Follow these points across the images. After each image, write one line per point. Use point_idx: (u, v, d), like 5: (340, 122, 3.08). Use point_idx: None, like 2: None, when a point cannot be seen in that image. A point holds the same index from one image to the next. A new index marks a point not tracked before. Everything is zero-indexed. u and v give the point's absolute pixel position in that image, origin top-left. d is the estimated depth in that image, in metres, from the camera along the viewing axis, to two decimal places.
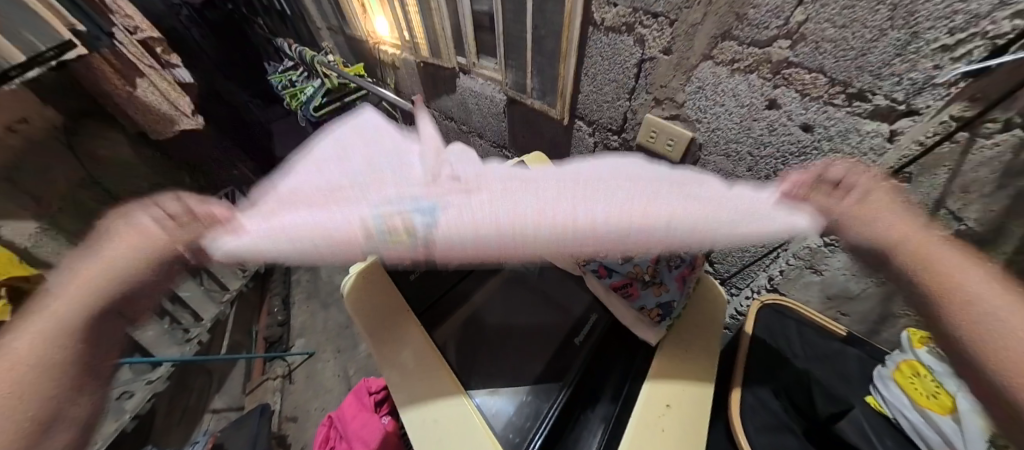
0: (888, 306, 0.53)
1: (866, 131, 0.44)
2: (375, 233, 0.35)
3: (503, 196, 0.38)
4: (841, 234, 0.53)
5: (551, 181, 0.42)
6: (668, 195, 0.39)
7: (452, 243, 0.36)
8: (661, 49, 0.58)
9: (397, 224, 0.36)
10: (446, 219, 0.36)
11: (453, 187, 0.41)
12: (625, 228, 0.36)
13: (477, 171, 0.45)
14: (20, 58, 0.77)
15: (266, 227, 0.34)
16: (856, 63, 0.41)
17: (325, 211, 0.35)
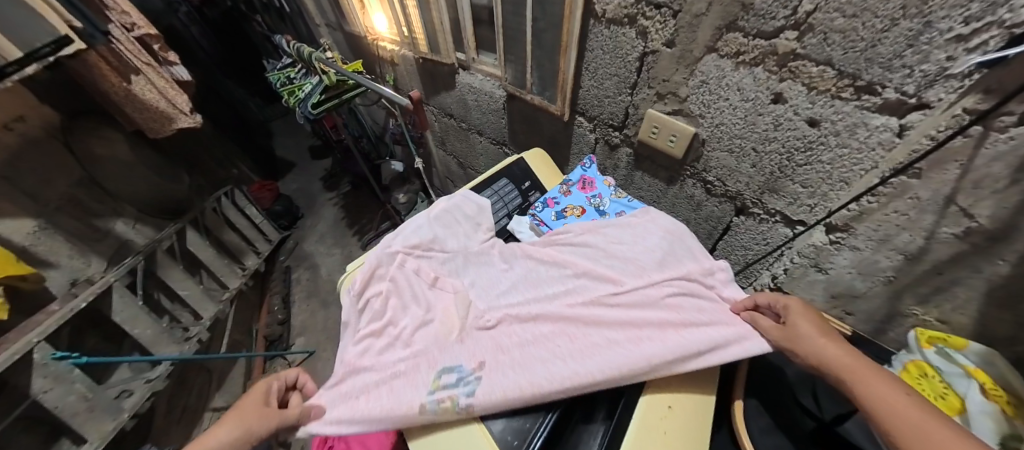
0: (896, 305, 0.52)
1: (874, 126, 0.43)
2: (428, 409, 0.38)
3: (529, 352, 0.42)
4: (848, 232, 0.51)
5: (571, 320, 0.45)
6: (674, 327, 0.42)
7: (489, 405, 0.38)
8: (664, 42, 0.57)
9: (441, 397, 0.39)
10: (487, 390, 0.39)
11: (489, 341, 0.45)
12: (643, 370, 0.38)
13: (498, 306, 0.49)
14: (17, 55, 0.81)
15: (341, 415, 0.41)
16: (865, 55, 0.40)
17: (382, 398, 0.41)
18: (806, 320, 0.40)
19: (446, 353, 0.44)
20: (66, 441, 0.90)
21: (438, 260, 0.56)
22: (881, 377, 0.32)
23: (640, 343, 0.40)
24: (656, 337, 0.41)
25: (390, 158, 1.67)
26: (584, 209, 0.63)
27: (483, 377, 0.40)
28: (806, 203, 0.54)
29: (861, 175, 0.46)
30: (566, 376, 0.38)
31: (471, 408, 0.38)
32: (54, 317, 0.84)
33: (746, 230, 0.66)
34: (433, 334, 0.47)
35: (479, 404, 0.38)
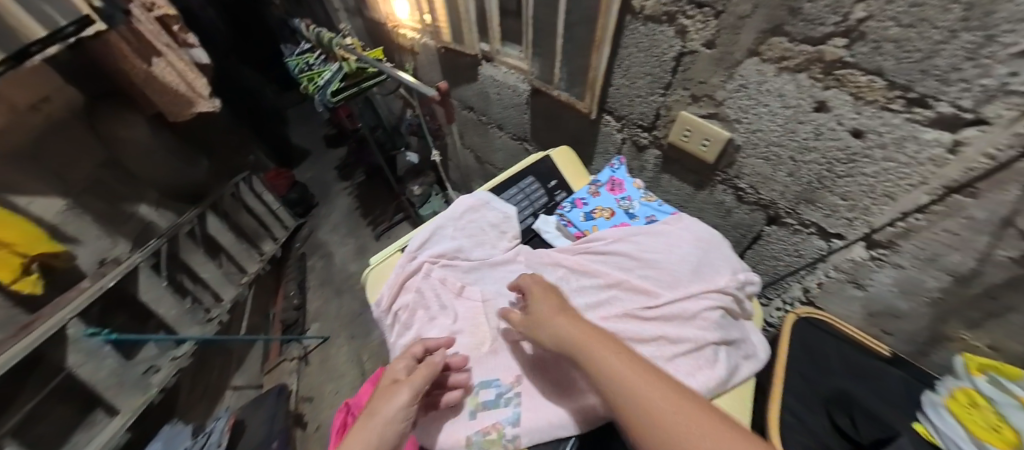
0: (941, 327, 0.51)
1: (925, 140, 0.40)
2: (474, 443, 0.39)
3: (564, 379, 0.42)
4: (891, 249, 0.50)
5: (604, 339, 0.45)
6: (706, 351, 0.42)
7: (533, 433, 0.39)
8: (704, 42, 0.55)
9: (486, 434, 0.40)
10: (529, 415, 0.40)
11: (525, 355, 0.46)
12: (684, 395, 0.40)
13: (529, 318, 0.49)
14: (41, 35, 0.79)
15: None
16: (920, 66, 0.36)
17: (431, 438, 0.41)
18: (546, 302, 0.45)
19: (481, 367, 0.46)
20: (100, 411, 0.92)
21: (466, 266, 0.56)
22: (614, 353, 0.36)
23: (678, 366, 0.41)
24: (692, 359, 0.42)
25: (406, 149, 1.67)
26: (613, 212, 0.62)
27: (524, 398, 0.42)
28: (844, 216, 0.53)
29: (907, 191, 0.45)
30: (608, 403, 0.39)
31: (517, 439, 0.39)
32: (83, 296, 0.86)
33: (777, 240, 0.65)
34: (472, 348, 0.48)
35: (526, 433, 0.39)
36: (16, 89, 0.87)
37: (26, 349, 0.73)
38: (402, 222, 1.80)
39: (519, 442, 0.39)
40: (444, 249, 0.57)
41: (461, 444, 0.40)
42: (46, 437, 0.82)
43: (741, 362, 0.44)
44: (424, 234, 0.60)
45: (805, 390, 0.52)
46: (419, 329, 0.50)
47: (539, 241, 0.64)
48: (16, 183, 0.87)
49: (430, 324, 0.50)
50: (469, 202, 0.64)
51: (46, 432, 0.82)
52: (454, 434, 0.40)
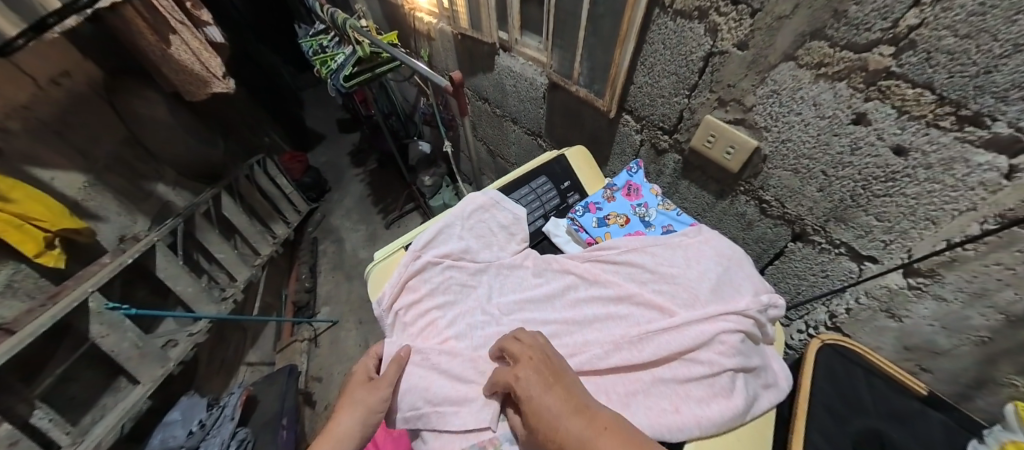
0: (990, 370, 0.47)
1: (976, 164, 0.36)
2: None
3: None
4: (933, 279, 0.46)
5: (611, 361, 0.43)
6: (723, 381, 0.40)
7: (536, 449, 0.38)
8: (736, 43, 0.50)
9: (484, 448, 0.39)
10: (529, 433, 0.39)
11: None
12: (694, 425, 0.38)
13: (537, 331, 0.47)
14: (56, 5, 0.80)
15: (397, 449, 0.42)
16: (976, 81, 0.33)
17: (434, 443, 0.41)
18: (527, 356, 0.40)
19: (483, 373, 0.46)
20: (124, 378, 0.97)
21: (471, 267, 0.53)
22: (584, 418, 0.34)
23: (692, 392, 0.40)
24: (707, 386, 0.40)
25: (419, 138, 1.65)
26: (628, 219, 0.60)
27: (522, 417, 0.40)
28: (879, 238, 0.49)
29: (952, 217, 0.41)
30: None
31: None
32: (107, 268, 0.87)
33: (802, 258, 0.61)
34: (478, 350, 0.46)
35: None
36: (37, 63, 0.89)
37: (52, 318, 0.74)
38: (413, 212, 1.81)
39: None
40: (450, 250, 0.54)
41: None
42: (79, 397, 0.89)
43: (759, 391, 0.42)
44: (431, 232, 0.57)
45: (834, 428, 0.48)
46: (422, 333, 0.48)
47: (549, 244, 0.62)
48: (39, 155, 0.89)
49: (436, 329, 0.48)
50: (480, 200, 0.61)
51: (79, 393, 0.89)
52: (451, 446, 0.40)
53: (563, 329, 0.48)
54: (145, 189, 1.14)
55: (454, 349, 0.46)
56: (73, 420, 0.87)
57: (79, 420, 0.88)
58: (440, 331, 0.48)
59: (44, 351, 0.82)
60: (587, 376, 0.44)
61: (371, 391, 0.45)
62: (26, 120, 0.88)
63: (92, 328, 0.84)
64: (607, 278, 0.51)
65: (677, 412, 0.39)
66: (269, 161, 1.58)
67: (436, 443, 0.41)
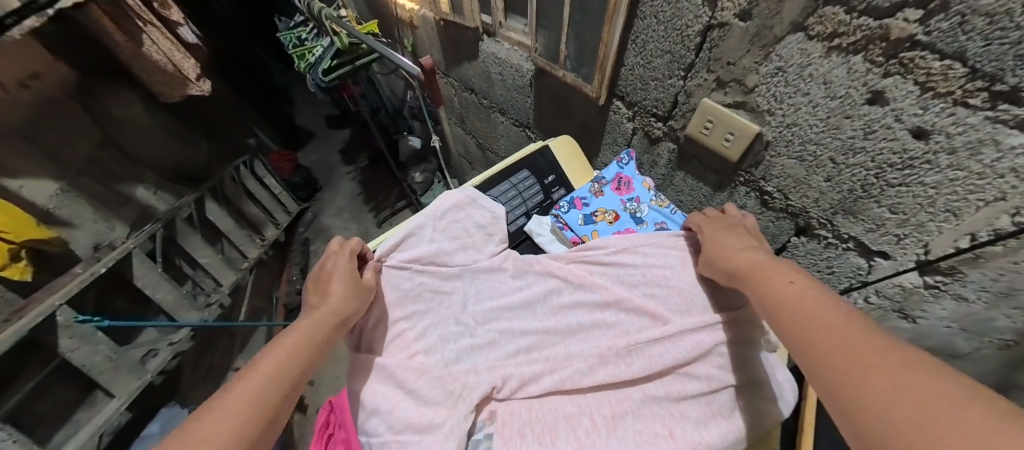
0: (1014, 375, 0.43)
1: (1008, 147, 0.32)
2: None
3: (551, 421, 0.37)
4: (954, 277, 0.42)
5: (597, 378, 0.39)
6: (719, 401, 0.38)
7: None
8: (738, 13, 0.45)
9: None
10: None
11: (517, 384, 0.40)
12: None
13: (519, 343, 0.44)
14: (14, 5, 0.76)
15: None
16: (1016, 49, 0.28)
17: None
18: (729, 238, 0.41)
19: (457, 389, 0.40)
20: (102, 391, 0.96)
21: (445, 273, 0.49)
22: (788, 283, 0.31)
23: (688, 411, 0.37)
24: (704, 404, 0.37)
25: (408, 133, 1.61)
26: (617, 215, 0.56)
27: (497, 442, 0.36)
28: (891, 232, 0.44)
29: (976, 209, 0.36)
30: None
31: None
32: (77, 279, 0.85)
33: (806, 253, 0.57)
34: (449, 363, 0.42)
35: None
36: (7, 65, 0.85)
37: (13, 334, 0.72)
38: (405, 209, 1.78)
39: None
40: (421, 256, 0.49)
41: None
42: (49, 414, 0.89)
43: (764, 409, 0.38)
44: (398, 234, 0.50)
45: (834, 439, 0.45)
46: (389, 348, 0.44)
47: (532, 244, 0.58)
48: (7, 163, 0.86)
49: (407, 341, 0.44)
50: (454, 198, 0.55)
51: (49, 410, 0.89)
52: None
53: (543, 339, 0.44)
54: (123, 193, 1.11)
55: (422, 365, 0.41)
56: (43, 438, 0.87)
57: (49, 438, 0.88)
58: (409, 344, 0.43)
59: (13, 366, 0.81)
60: (570, 395, 0.39)
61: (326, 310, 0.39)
62: None
63: (60, 341, 0.82)
64: None
65: (672, 436, 0.35)
66: (257, 161, 1.55)
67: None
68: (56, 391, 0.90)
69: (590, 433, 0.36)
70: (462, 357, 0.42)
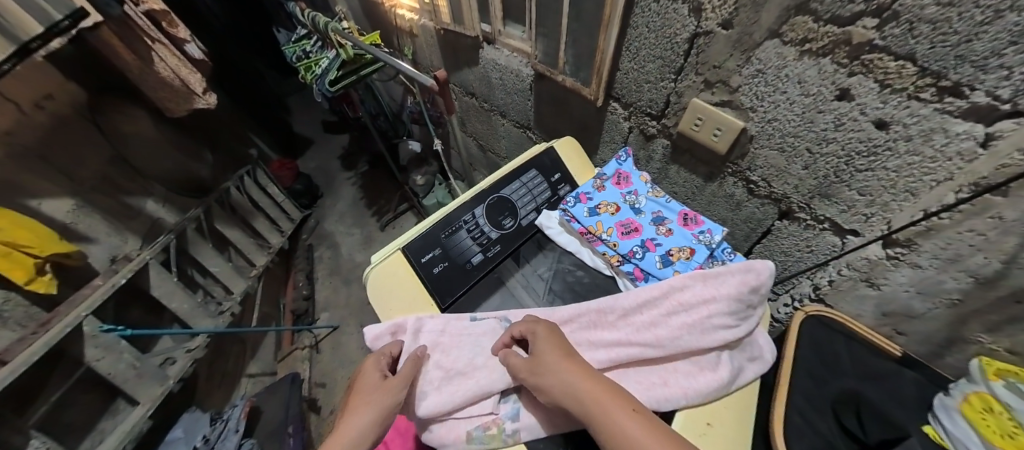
0: (959, 330, 0.50)
1: (954, 133, 0.38)
2: (475, 438, 0.42)
3: None
4: (910, 248, 0.48)
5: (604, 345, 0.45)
6: (709, 360, 0.44)
7: (530, 430, 0.42)
8: (720, 22, 0.50)
9: (486, 430, 0.42)
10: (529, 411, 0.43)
11: None
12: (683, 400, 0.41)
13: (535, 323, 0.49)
14: (38, 29, 0.76)
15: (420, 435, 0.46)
16: (956, 51, 0.34)
17: (441, 431, 0.44)
18: (552, 344, 0.41)
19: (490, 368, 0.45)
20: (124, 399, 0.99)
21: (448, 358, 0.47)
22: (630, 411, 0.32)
23: (680, 368, 0.44)
24: (694, 362, 0.44)
25: (408, 137, 1.65)
26: (618, 206, 0.61)
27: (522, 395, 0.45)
28: (861, 212, 0.50)
29: (930, 188, 0.42)
30: None
31: (517, 434, 0.42)
32: (99, 291, 0.88)
33: (788, 235, 0.63)
34: (464, 329, 0.50)
35: (524, 428, 0.42)
36: (20, 87, 0.88)
37: (42, 346, 0.75)
38: (406, 212, 1.82)
39: (519, 437, 0.42)
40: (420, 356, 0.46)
41: (463, 439, 0.43)
42: (73, 424, 0.90)
43: (745, 364, 0.45)
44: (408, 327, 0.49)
45: (814, 392, 0.49)
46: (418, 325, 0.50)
47: (543, 236, 0.64)
48: (26, 182, 0.89)
49: (417, 317, 0.50)
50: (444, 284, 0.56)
51: (75, 419, 0.91)
52: (456, 430, 0.43)
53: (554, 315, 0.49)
54: (133, 206, 1.14)
55: (442, 341, 0.49)
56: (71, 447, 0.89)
57: (77, 445, 0.91)
58: (419, 321, 0.50)
59: (40, 377, 0.83)
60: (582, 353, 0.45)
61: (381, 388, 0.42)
62: (9, 148, 0.87)
63: (87, 351, 0.86)
64: (619, 263, 0.57)
65: (667, 384, 0.42)
66: (259, 171, 1.58)
67: (441, 430, 0.44)
68: (79, 402, 0.91)
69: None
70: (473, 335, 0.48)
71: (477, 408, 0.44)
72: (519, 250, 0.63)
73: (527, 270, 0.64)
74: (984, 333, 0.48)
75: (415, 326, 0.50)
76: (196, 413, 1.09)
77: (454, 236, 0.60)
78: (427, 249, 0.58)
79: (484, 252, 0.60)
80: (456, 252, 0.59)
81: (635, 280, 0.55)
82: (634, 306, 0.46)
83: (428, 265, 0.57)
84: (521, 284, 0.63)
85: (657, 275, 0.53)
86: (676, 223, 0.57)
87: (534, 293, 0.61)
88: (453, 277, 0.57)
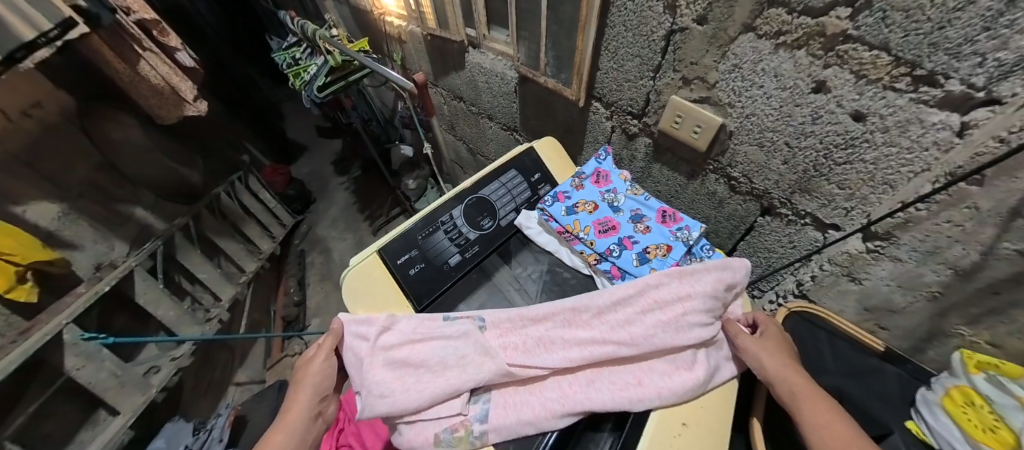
0: (940, 323, 0.49)
1: (930, 123, 0.37)
2: (444, 442, 0.40)
3: (533, 387, 0.44)
4: (889, 241, 0.47)
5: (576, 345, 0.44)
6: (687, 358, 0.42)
7: (498, 432, 0.40)
8: (695, 18, 0.50)
9: (455, 433, 0.40)
10: (499, 413, 0.41)
11: (510, 349, 0.45)
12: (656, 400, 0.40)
13: (512, 323, 0.47)
14: (30, 36, 0.76)
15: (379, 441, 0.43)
16: (930, 39, 0.33)
17: (408, 434, 0.41)
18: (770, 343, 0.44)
19: (464, 370, 0.43)
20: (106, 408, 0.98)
21: (419, 360, 0.44)
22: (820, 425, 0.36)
23: (655, 365, 0.42)
24: (670, 360, 0.43)
25: (400, 142, 1.65)
26: (597, 205, 0.60)
27: (493, 396, 0.43)
28: (841, 206, 0.49)
29: (908, 179, 0.41)
30: (581, 402, 0.40)
31: (485, 436, 0.40)
32: (81, 299, 0.88)
33: (771, 231, 0.62)
34: (437, 329, 0.48)
35: (493, 430, 0.40)
36: (8, 95, 0.89)
37: (20, 355, 0.74)
38: (399, 216, 1.81)
39: (487, 439, 0.40)
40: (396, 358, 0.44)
41: (431, 442, 0.41)
42: (53, 435, 0.89)
43: (723, 362, 0.44)
44: (379, 326, 0.47)
45: None
46: (388, 324, 0.48)
47: (524, 236, 0.64)
48: (14, 190, 0.90)
49: (389, 316, 0.49)
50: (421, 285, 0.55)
51: (55, 430, 0.90)
52: (424, 432, 0.41)
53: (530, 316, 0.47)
54: (120, 214, 1.14)
55: (413, 339, 0.46)
56: None
57: None
58: (391, 319, 0.48)
59: (20, 387, 0.83)
60: (555, 352, 0.44)
61: (316, 367, 0.47)
62: None
63: (67, 360, 0.85)
64: (597, 261, 0.56)
65: (640, 384, 0.41)
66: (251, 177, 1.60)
67: (410, 433, 0.41)
68: (59, 413, 0.90)
69: (573, 384, 0.43)
70: (446, 336, 0.46)
71: (446, 409, 0.42)
72: (500, 250, 0.62)
73: (515, 270, 0.62)
74: (965, 326, 0.47)
75: (385, 323, 0.48)
76: (179, 423, 1.07)
77: (432, 237, 0.59)
78: (404, 250, 0.57)
79: (463, 253, 0.59)
80: (433, 253, 0.58)
81: (612, 279, 0.54)
82: (610, 304, 0.45)
83: (404, 267, 0.56)
84: (508, 284, 0.60)
85: (634, 273, 0.53)
86: (655, 221, 0.57)
87: (525, 295, 0.58)
88: (429, 278, 0.56)
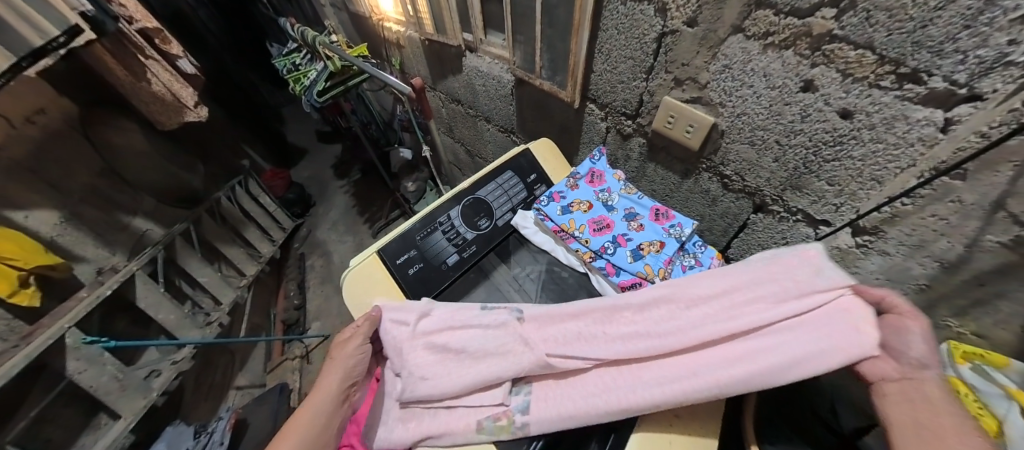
0: (929, 315, 0.49)
1: (914, 120, 0.38)
2: (485, 429, 0.42)
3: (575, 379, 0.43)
4: (877, 236, 0.48)
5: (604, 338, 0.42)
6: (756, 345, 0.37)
7: (541, 423, 0.41)
8: (685, 20, 0.51)
9: (497, 421, 0.42)
10: (540, 405, 0.42)
11: (547, 342, 0.44)
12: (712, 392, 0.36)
13: (550, 317, 0.46)
14: (37, 42, 0.77)
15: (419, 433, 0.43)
16: (912, 38, 0.34)
17: (450, 418, 0.43)
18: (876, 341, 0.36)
19: (499, 359, 0.44)
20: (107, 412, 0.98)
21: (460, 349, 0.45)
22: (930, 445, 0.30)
23: (711, 358, 0.38)
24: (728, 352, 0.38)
25: (400, 145, 1.66)
26: (591, 204, 0.61)
27: (536, 386, 0.44)
28: (831, 203, 0.50)
29: (895, 175, 0.42)
30: (622, 396, 0.39)
31: (527, 427, 0.41)
32: (83, 303, 0.88)
33: (764, 228, 0.63)
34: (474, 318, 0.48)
35: (535, 421, 0.41)
36: (13, 103, 0.91)
37: (22, 359, 0.75)
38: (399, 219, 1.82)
39: (528, 429, 0.41)
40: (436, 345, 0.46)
41: (472, 428, 0.42)
42: (55, 440, 0.90)
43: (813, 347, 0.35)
44: (419, 315, 0.49)
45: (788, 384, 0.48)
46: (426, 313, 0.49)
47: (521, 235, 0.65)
48: (16, 197, 0.91)
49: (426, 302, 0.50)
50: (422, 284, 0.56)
51: (56, 434, 0.90)
52: (463, 420, 0.43)
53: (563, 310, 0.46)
54: (121, 220, 1.14)
55: (452, 326, 0.48)
56: None
57: None
58: (429, 305, 0.50)
59: (22, 391, 0.84)
60: (593, 344, 0.42)
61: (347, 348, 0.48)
62: None
63: (69, 364, 0.85)
64: (591, 259, 0.56)
65: (693, 375, 0.38)
66: (251, 181, 1.62)
67: (449, 417, 0.43)
68: (60, 417, 0.91)
69: (617, 378, 0.41)
70: (481, 325, 0.47)
71: (488, 397, 0.43)
72: (497, 249, 0.63)
73: (513, 270, 0.62)
74: (953, 318, 0.47)
75: (423, 310, 0.49)
76: (179, 427, 1.07)
77: (430, 238, 0.60)
78: (403, 250, 0.58)
79: (461, 252, 0.60)
80: (432, 253, 0.59)
81: (607, 276, 0.55)
82: (648, 300, 0.43)
83: (403, 267, 0.57)
84: (506, 281, 0.61)
85: (628, 269, 0.53)
86: (648, 218, 0.57)
87: (525, 295, 0.59)
88: (428, 277, 0.57)
